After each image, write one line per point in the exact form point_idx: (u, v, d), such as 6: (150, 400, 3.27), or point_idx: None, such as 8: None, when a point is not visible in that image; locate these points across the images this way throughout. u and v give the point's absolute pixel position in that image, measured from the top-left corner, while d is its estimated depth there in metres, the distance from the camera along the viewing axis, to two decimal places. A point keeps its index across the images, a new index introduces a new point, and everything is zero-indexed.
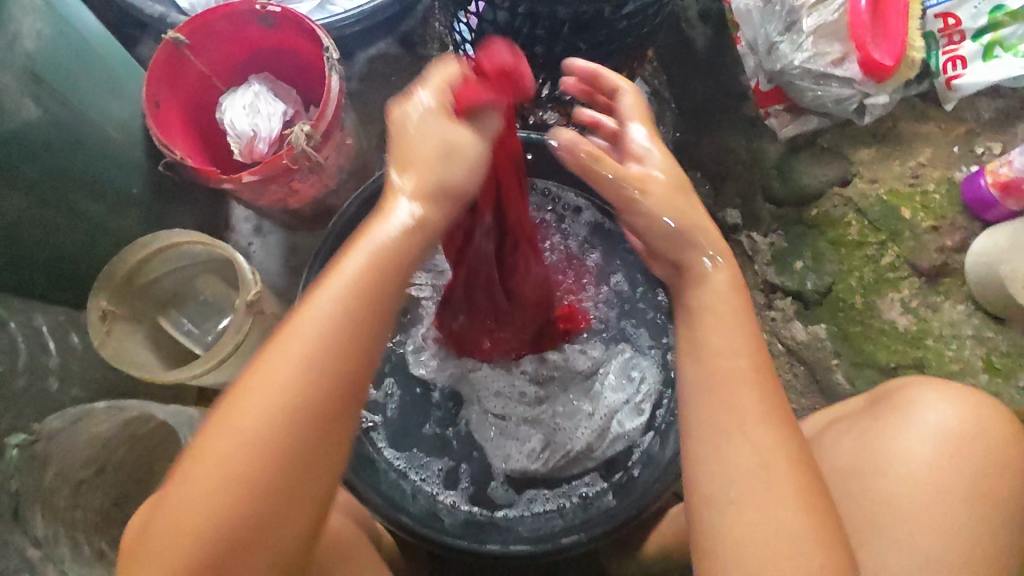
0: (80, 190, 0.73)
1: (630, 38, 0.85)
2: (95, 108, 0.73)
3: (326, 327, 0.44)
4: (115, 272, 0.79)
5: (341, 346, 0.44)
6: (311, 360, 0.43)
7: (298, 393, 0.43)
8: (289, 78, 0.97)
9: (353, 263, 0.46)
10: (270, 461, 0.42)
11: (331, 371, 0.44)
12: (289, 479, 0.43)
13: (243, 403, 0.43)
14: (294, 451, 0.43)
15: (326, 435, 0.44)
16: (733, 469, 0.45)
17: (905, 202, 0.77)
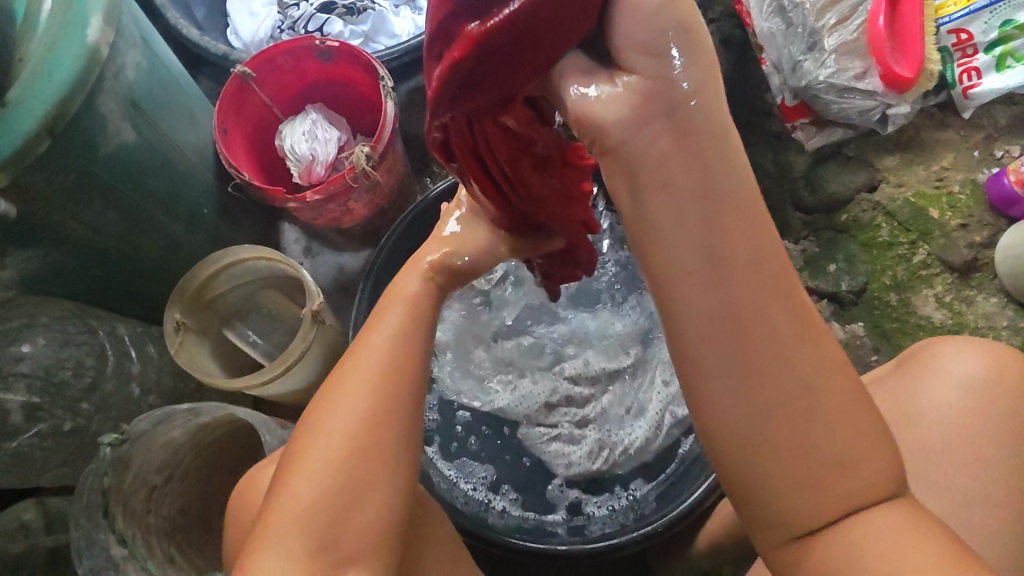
0: (161, 209, 0.79)
1: None
2: (175, 133, 0.79)
3: (378, 361, 0.48)
4: (188, 285, 0.84)
5: (390, 374, 0.47)
6: (364, 369, 0.47)
7: (362, 417, 0.46)
8: (343, 109, 1.04)
9: (392, 318, 0.51)
10: (342, 484, 0.44)
11: (386, 398, 0.47)
12: (363, 470, 0.44)
13: (313, 440, 0.45)
14: (369, 473, 0.44)
15: (380, 435, 0.45)
16: (744, 392, 0.35)
17: (932, 203, 0.81)
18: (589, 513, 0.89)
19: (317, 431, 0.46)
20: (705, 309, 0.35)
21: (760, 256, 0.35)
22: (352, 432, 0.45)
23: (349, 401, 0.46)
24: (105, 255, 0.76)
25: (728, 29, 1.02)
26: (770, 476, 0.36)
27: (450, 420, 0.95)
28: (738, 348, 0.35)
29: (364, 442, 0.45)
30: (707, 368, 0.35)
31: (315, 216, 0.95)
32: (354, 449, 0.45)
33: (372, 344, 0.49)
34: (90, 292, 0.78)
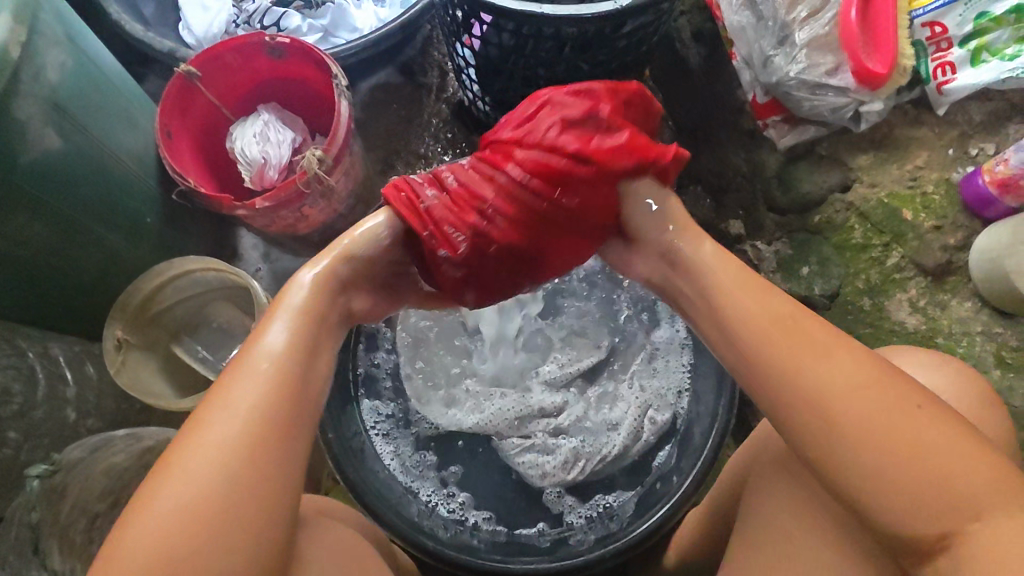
0: (98, 221, 0.74)
1: (629, 55, 0.90)
2: (111, 139, 0.74)
3: (256, 389, 0.46)
4: (130, 301, 0.80)
5: (274, 398, 0.46)
6: (240, 391, 0.46)
7: (229, 444, 0.44)
8: (297, 109, 1.00)
9: (272, 337, 0.50)
10: (199, 518, 0.42)
11: (262, 423, 0.45)
12: (215, 506, 0.42)
13: (170, 473, 0.43)
14: (232, 501, 0.42)
15: (244, 464, 0.43)
16: (847, 430, 0.43)
17: (905, 204, 0.78)
18: (570, 523, 0.86)
19: (178, 476, 0.42)
20: (818, 352, 0.46)
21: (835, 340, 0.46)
22: (223, 470, 0.43)
23: (224, 443, 0.44)
24: (34, 269, 0.70)
25: (699, 22, 0.99)
26: (885, 471, 0.42)
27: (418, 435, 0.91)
28: (857, 390, 0.44)
29: (235, 475, 0.43)
30: (833, 382, 0.44)
31: (267, 222, 0.90)
32: (208, 479, 0.43)
33: (257, 383, 0.47)
34: (19, 309, 0.73)
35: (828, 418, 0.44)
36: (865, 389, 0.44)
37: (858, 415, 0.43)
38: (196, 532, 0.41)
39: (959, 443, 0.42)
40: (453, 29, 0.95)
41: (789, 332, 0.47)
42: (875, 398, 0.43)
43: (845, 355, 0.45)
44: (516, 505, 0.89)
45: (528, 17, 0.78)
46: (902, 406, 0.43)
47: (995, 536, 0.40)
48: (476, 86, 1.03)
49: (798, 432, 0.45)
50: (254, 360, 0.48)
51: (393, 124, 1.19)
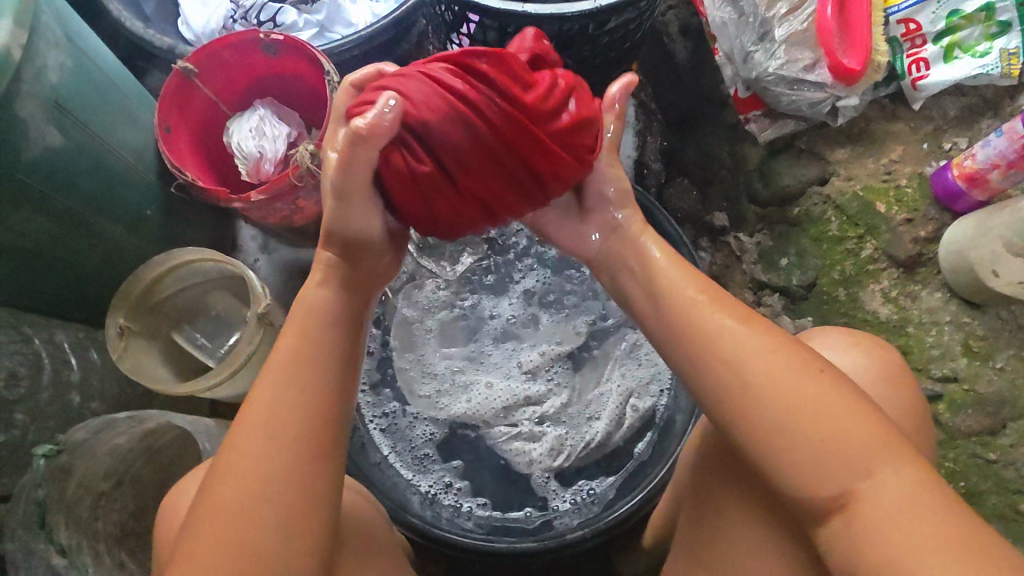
0: (100, 213, 0.78)
1: (614, 51, 0.92)
2: (110, 135, 0.78)
3: (292, 419, 0.48)
4: (132, 291, 0.83)
5: (310, 433, 0.48)
6: (276, 426, 0.48)
7: (275, 480, 0.46)
8: (293, 103, 1.02)
9: (300, 363, 0.50)
10: (254, 551, 0.45)
11: (304, 459, 0.48)
12: (265, 540, 0.45)
13: (220, 509, 0.45)
14: (285, 534, 0.46)
15: (291, 499, 0.46)
16: (767, 429, 0.46)
17: (879, 197, 0.80)
18: (554, 508, 0.89)
19: (227, 514, 0.45)
20: (754, 354, 0.48)
21: (761, 342, 0.49)
22: (272, 506, 0.46)
23: (264, 457, 0.47)
24: (38, 259, 0.74)
25: (686, 17, 1.01)
26: (795, 435, 0.45)
27: (413, 426, 0.93)
28: (779, 390, 0.47)
29: (284, 511, 0.46)
30: (749, 356, 0.48)
31: (263, 215, 0.94)
32: (257, 516, 0.45)
33: (295, 373, 0.50)
34: (26, 297, 0.76)
35: (747, 414, 0.47)
36: (780, 364, 0.47)
37: (769, 409, 0.46)
38: (252, 566, 0.44)
39: (860, 417, 0.45)
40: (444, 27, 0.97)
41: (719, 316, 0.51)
42: (789, 395, 0.46)
43: (776, 354, 0.48)
44: (504, 488, 0.91)
45: (513, 16, 0.80)
46: (813, 402, 0.46)
47: (891, 496, 0.43)
48: None
49: (720, 405, 0.49)
50: (285, 390, 0.49)
51: None
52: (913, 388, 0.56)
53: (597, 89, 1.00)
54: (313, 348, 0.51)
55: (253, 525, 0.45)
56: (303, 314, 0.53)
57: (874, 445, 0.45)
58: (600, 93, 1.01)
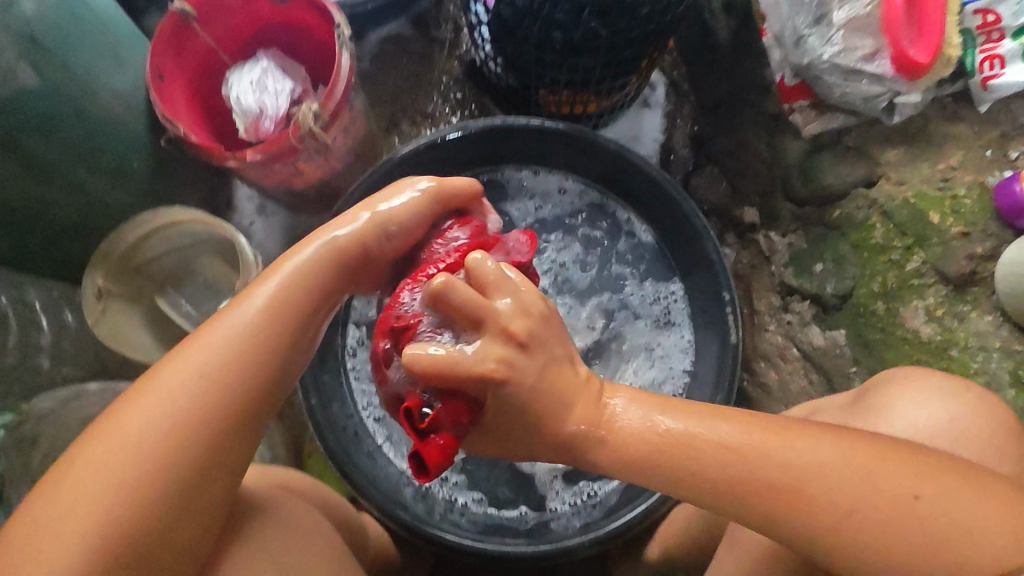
0: (78, 164, 0.71)
1: (652, 24, 0.84)
2: (93, 76, 0.70)
3: (217, 362, 0.47)
4: (112, 251, 0.77)
5: (232, 382, 0.47)
6: (204, 367, 0.47)
7: (183, 418, 0.45)
8: (298, 56, 0.95)
9: (249, 309, 0.49)
10: (138, 481, 0.44)
11: (217, 405, 0.47)
12: (157, 474, 0.44)
13: (118, 428, 0.44)
14: (175, 475, 0.45)
15: (193, 443, 0.45)
16: (844, 528, 0.45)
17: (934, 206, 0.74)
18: (552, 509, 0.85)
19: (122, 438, 0.44)
20: (805, 447, 0.46)
21: (804, 432, 0.47)
22: (171, 443, 0.45)
23: (181, 391, 0.46)
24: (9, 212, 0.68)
25: None
26: (908, 548, 0.44)
27: None
28: (840, 475, 0.45)
29: (182, 452, 0.45)
30: (815, 473, 0.45)
31: (258, 177, 0.86)
32: (154, 450, 0.44)
33: (224, 323, 0.48)
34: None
35: (811, 510, 0.45)
36: (856, 472, 0.45)
37: (838, 509, 0.45)
38: (132, 497, 0.43)
39: (950, 484, 0.45)
40: None
41: (745, 429, 0.47)
42: (851, 488, 0.45)
43: (822, 447, 0.46)
44: (504, 484, 0.86)
45: None
46: (879, 491, 0.45)
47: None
48: (488, 46, 0.98)
49: (789, 516, 0.46)
50: (222, 328, 0.48)
51: (401, 79, 1.13)
52: (991, 412, 0.56)
53: (629, 65, 0.92)
54: (269, 297, 0.50)
55: (145, 460, 0.44)
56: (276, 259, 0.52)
57: (984, 507, 0.44)
58: (632, 69, 0.93)
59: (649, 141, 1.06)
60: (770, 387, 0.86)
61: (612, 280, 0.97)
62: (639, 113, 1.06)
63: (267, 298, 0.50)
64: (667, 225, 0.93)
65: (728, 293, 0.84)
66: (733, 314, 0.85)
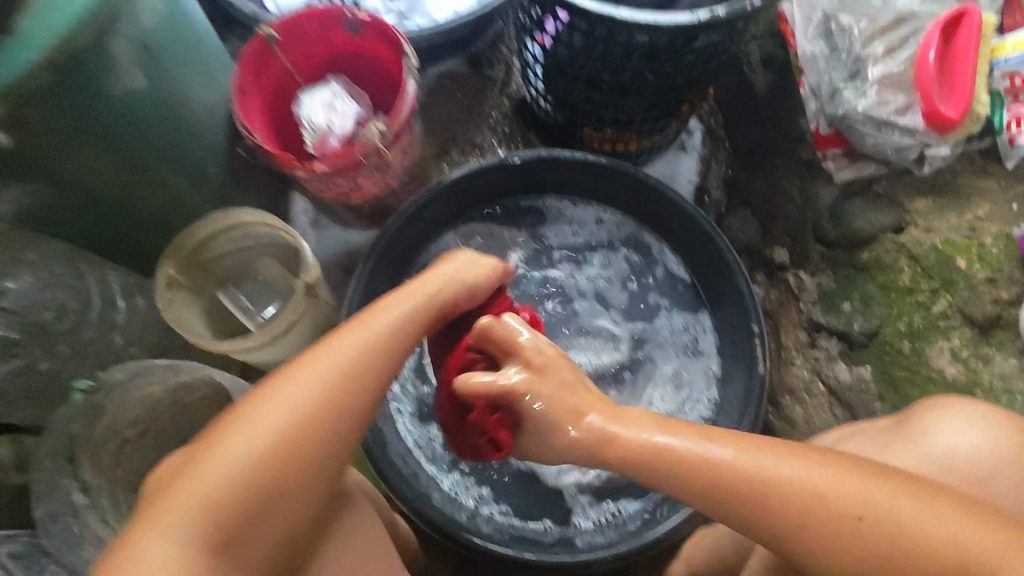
0: (166, 163, 0.78)
1: (696, 71, 0.91)
2: (188, 87, 0.77)
3: (327, 383, 0.53)
4: (184, 245, 0.83)
5: (337, 402, 0.53)
6: (318, 388, 0.53)
7: (293, 431, 0.51)
8: (364, 84, 1.03)
9: (358, 340, 0.55)
10: (254, 480, 0.50)
11: (324, 422, 0.52)
12: (266, 476, 0.51)
13: (240, 432, 0.51)
14: (285, 480, 0.51)
15: (298, 452, 0.52)
16: (824, 533, 0.51)
17: (961, 252, 0.78)
18: (576, 524, 0.87)
19: (242, 442, 0.51)
20: (782, 458, 0.54)
21: (779, 446, 0.55)
22: (281, 451, 0.51)
23: (294, 407, 0.52)
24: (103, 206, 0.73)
25: (771, 48, 1.01)
26: (891, 565, 0.50)
27: None
28: (815, 484, 0.52)
29: (290, 460, 0.51)
30: (798, 496, 0.52)
31: (318, 188, 0.93)
32: (266, 455, 0.51)
33: (333, 359, 0.54)
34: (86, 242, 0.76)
35: (799, 517, 0.52)
36: (839, 492, 0.52)
37: (810, 514, 0.52)
38: (248, 493, 0.50)
39: (928, 506, 0.51)
40: (527, 26, 0.98)
41: (733, 444, 0.55)
42: (826, 497, 0.52)
43: (796, 462, 0.53)
44: (529, 497, 0.89)
45: (602, 17, 0.79)
46: (852, 498, 0.51)
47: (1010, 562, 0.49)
48: (540, 85, 1.05)
49: (776, 520, 0.52)
50: (335, 353, 0.54)
51: (454, 112, 1.21)
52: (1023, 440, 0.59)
53: (671, 109, 0.99)
54: (378, 330, 0.56)
55: (259, 464, 0.51)
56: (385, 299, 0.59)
57: (962, 529, 0.50)
58: (674, 113, 1.00)
59: (684, 183, 1.10)
60: (795, 420, 0.88)
61: (644, 309, 1.01)
62: (675, 157, 1.11)
63: (367, 342, 0.55)
64: (700, 260, 0.97)
65: (757, 325, 0.88)
66: (761, 345, 0.88)
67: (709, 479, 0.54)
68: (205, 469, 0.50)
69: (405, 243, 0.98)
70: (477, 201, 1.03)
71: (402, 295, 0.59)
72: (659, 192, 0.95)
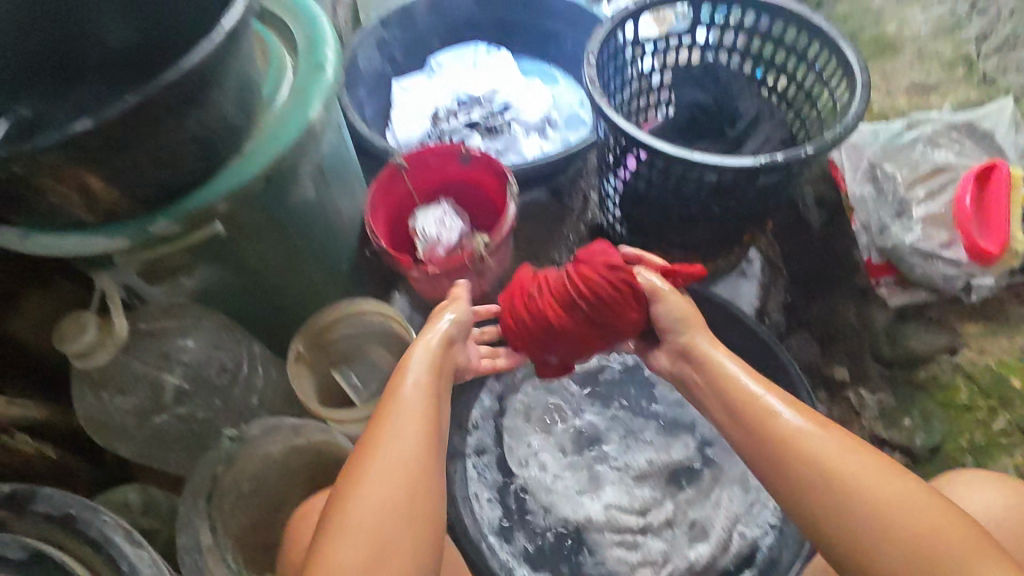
0: (312, 257, 0.95)
1: (758, 206, 1.05)
2: (339, 199, 0.97)
3: (401, 442, 0.61)
4: (314, 324, 0.98)
5: (416, 454, 0.61)
6: (394, 446, 0.60)
7: (393, 492, 0.58)
8: (467, 206, 1.22)
9: (406, 398, 0.64)
10: (377, 546, 0.56)
11: (412, 475, 0.60)
12: (384, 536, 0.56)
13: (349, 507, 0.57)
14: (402, 536, 0.57)
15: (402, 508, 0.58)
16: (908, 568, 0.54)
17: (1015, 372, 0.93)
18: None
19: (352, 515, 0.57)
20: (893, 487, 0.57)
21: (885, 469, 0.58)
22: (387, 511, 0.57)
23: (382, 472, 0.59)
24: (259, 284, 0.90)
25: (823, 190, 1.16)
26: (837, 509, 0.57)
27: (527, 515, 1.00)
28: (909, 517, 0.55)
29: (399, 518, 0.57)
30: (797, 431, 0.61)
31: (424, 287, 1.09)
32: (376, 520, 0.57)
33: (394, 420, 0.62)
34: (235, 311, 0.93)
35: (887, 539, 0.55)
36: (835, 448, 0.59)
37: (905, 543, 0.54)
38: (377, 559, 0.55)
39: (918, 505, 0.56)
40: (607, 164, 1.16)
41: (767, 390, 0.66)
42: (924, 535, 0.54)
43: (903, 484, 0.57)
44: None
45: (678, 159, 0.95)
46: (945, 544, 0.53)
47: None
48: (617, 213, 1.22)
49: (871, 540, 0.55)
50: (394, 414, 0.63)
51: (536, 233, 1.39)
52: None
53: (734, 238, 1.12)
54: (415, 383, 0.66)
55: (375, 532, 0.56)
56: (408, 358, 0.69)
57: (928, 529, 0.54)
58: (736, 242, 1.13)
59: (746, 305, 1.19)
60: None
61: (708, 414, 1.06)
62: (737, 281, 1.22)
63: (408, 395, 0.64)
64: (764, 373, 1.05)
65: None
66: None
67: (727, 393, 0.67)
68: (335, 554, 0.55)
69: (491, 340, 1.11)
70: None
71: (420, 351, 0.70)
72: (722, 307, 1.06)
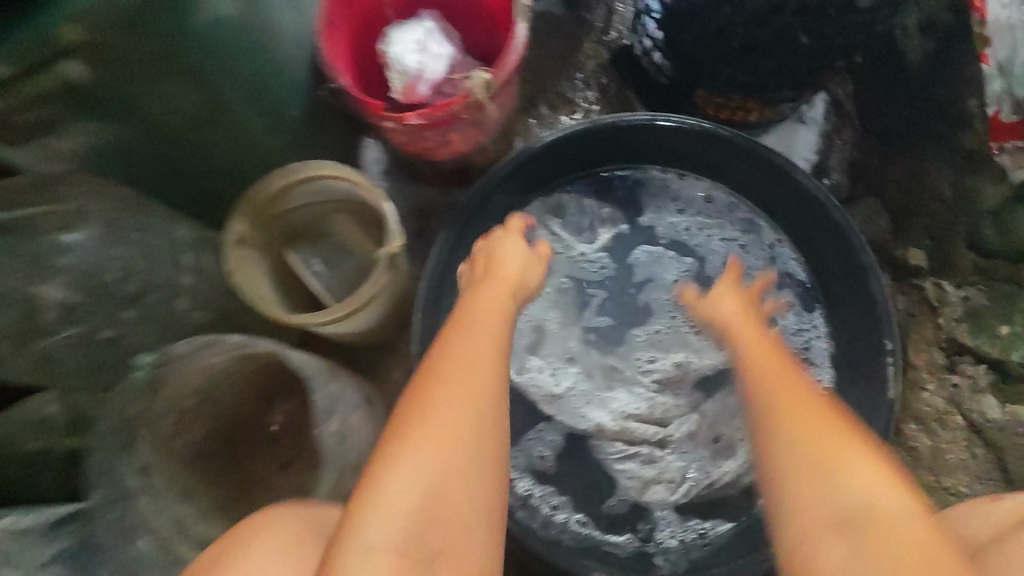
0: (242, 104, 0.67)
1: (858, 34, 0.76)
2: (275, 21, 0.67)
3: (476, 366, 0.55)
4: (257, 197, 0.74)
5: (497, 387, 0.55)
6: (478, 364, 0.55)
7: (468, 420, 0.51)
8: (456, 24, 0.89)
9: (492, 319, 0.62)
10: (432, 489, 0.48)
11: (494, 410, 0.53)
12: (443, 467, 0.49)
13: (433, 433, 0.50)
14: (461, 472, 0.49)
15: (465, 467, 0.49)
16: None
17: None
18: (663, 541, 0.84)
19: (425, 427, 0.50)
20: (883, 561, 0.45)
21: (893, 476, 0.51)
22: (447, 451, 0.49)
23: (450, 410, 0.51)
24: (172, 144, 0.67)
25: None
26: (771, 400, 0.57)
27: (529, 423, 0.88)
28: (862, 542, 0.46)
29: (466, 445, 0.50)
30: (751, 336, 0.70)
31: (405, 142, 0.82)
32: (458, 439, 0.50)
33: (477, 332, 0.60)
34: (148, 179, 0.70)
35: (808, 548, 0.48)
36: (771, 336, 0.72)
37: None
38: (425, 506, 0.47)
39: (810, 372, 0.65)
40: None
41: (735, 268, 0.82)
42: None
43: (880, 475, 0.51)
44: (615, 510, 0.85)
45: None
46: None
47: None
48: (652, 37, 0.91)
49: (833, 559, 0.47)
50: (494, 321, 0.62)
51: (546, 60, 1.07)
52: None
53: (808, 78, 0.84)
54: (506, 313, 0.65)
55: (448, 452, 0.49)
56: (495, 272, 0.70)
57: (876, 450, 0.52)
58: (810, 82, 0.85)
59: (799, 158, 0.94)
60: (919, 455, 0.79)
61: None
62: (792, 129, 0.94)
63: (496, 324, 0.62)
64: (823, 255, 0.86)
65: (891, 341, 0.77)
66: (896, 367, 0.77)
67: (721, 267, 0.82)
68: (383, 484, 0.47)
69: (489, 209, 0.89)
70: (584, 166, 0.94)
71: (494, 251, 0.74)
72: (775, 171, 0.85)
